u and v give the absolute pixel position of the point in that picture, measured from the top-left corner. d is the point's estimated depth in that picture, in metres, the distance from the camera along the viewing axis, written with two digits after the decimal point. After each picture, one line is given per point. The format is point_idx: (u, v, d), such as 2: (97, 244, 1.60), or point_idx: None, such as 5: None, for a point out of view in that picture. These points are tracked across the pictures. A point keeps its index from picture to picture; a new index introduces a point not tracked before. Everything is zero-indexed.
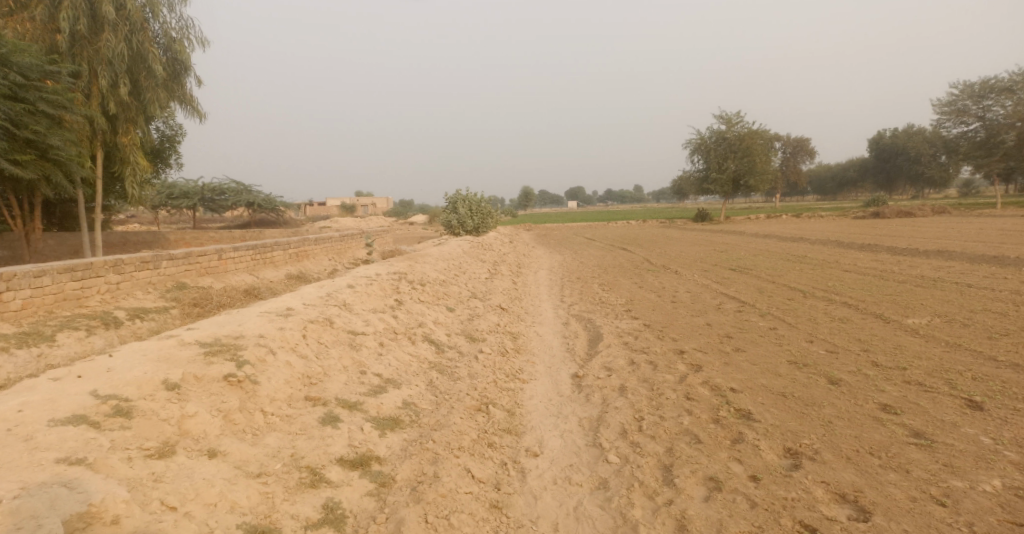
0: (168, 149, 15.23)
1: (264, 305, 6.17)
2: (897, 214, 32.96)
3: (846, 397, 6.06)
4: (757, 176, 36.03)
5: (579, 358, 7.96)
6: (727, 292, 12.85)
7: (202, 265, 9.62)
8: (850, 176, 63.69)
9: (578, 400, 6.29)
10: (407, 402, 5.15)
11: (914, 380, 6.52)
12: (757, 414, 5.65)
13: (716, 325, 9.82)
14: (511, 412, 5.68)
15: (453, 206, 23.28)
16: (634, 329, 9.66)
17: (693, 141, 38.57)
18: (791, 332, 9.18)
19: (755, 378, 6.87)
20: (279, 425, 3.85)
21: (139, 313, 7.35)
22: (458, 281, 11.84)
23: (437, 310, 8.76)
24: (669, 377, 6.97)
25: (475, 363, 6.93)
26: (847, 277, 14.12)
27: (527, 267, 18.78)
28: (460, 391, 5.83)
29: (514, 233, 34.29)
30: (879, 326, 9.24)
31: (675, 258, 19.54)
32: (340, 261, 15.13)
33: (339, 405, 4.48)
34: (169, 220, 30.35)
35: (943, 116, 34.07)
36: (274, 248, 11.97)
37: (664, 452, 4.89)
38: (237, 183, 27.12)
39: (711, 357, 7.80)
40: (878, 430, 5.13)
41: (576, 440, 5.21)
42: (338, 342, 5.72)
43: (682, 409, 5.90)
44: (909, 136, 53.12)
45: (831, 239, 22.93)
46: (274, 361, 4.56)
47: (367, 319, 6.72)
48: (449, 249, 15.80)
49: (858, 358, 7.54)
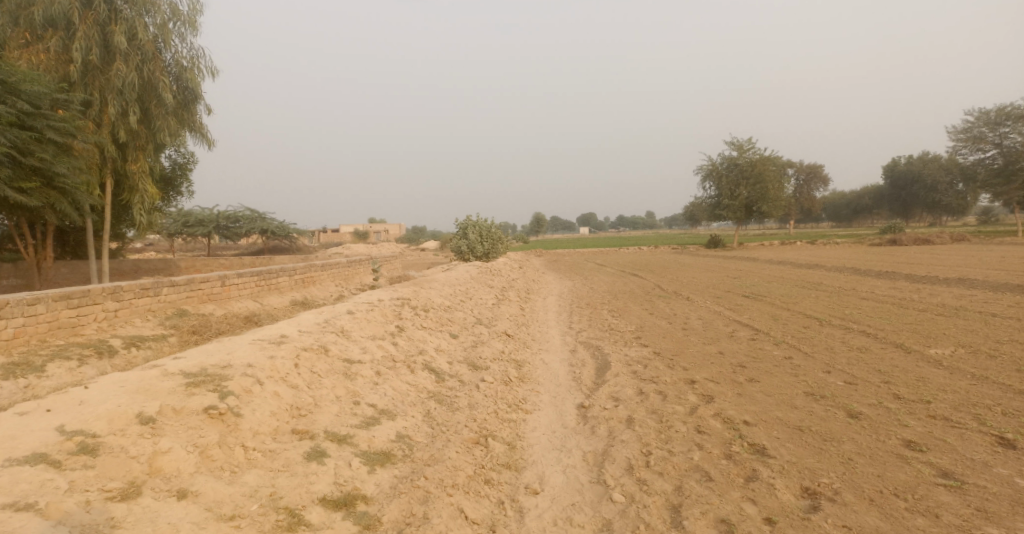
0: (179, 177, 15.38)
1: (258, 332, 6.01)
2: (915, 241, 32.40)
3: (867, 432, 5.73)
4: (770, 203, 35.75)
5: (586, 388, 7.69)
6: (740, 320, 12.51)
7: (204, 291, 9.55)
8: (864, 203, 63.10)
9: (583, 432, 6.01)
10: (400, 435, 4.96)
11: (939, 415, 6.17)
12: (772, 450, 5.34)
13: (729, 354, 9.51)
14: (512, 445, 5.43)
15: (464, 232, 23.21)
16: (643, 357, 9.37)
17: (705, 167, 38.46)
18: (807, 362, 8.83)
19: (770, 410, 6.55)
20: (260, 461, 3.75)
21: (135, 341, 7.25)
22: (464, 307, 11.64)
23: (440, 337, 8.55)
24: (679, 408, 6.67)
25: (477, 393, 6.69)
26: (864, 305, 13.73)
27: (536, 293, 18.55)
28: (458, 423, 5.60)
29: (525, 259, 34.12)
30: (899, 357, 8.87)
31: (687, 285, 19.22)
32: (347, 287, 15.02)
33: (327, 438, 4.38)
34: (183, 247, 30.56)
35: (958, 143, 33.74)
36: (279, 274, 11.88)
37: (673, 491, 4.60)
38: (252, 210, 27.27)
39: (723, 388, 7.49)
40: (903, 469, 4.80)
41: (580, 476, 4.94)
42: (333, 371, 5.55)
43: (692, 443, 5.61)
44: (924, 162, 52.70)
45: (847, 266, 22.50)
46: (261, 391, 4.48)
47: (365, 347, 6.54)
48: (457, 275, 15.64)
49: (878, 390, 7.20)
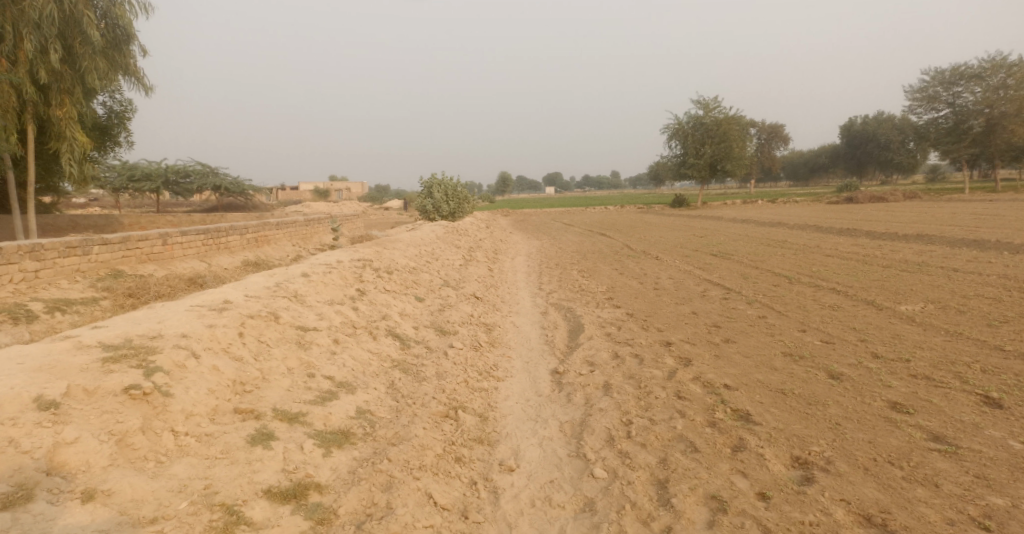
0: (116, 126, 14.14)
1: (197, 297, 5.41)
2: (870, 199, 32.97)
3: (851, 394, 5.52)
4: (734, 161, 35.75)
5: (559, 352, 7.33)
6: (710, 279, 12.33)
7: (143, 251, 8.81)
8: (822, 162, 64.09)
9: (558, 400, 5.66)
10: (361, 410, 4.49)
11: (920, 374, 6.02)
12: (756, 416, 5.08)
13: (703, 314, 9.28)
14: (484, 417, 5.02)
15: (428, 191, 22.45)
16: (616, 318, 9.07)
17: (671, 125, 38.08)
18: (781, 321, 8.65)
19: (750, 372, 6.31)
20: (193, 449, 3.26)
21: (60, 306, 6.66)
22: (429, 269, 11.09)
23: (405, 301, 8.03)
24: (657, 372, 6.36)
25: (445, 360, 6.24)
26: (830, 263, 13.70)
27: (503, 253, 18.08)
28: (425, 394, 5.14)
29: (490, 218, 33.52)
30: (872, 314, 8.76)
31: (655, 244, 19.01)
32: (305, 247, 14.24)
33: (275, 418, 3.89)
34: (130, 204, 28.78)
35: (913, 101, 33.94)
36: (229, 233, 11.07)
37: (657, 464, 4.29)
38: (203, 165, 25.69)
39: (700, 349, 7.24)
40: (893, 434, 4.59)
41: (557, 450, 4.58)
42: (284, 340, 5.01)
43: (674, 409, 5.31)
44: (879, 122, 53.47)
45: (809, 224, 22.64)
46: (196, 366, 3.94)
47: (321, 313, 5.98)
48: (421, 234, 14.97)
49: (856, 349, 7.05)
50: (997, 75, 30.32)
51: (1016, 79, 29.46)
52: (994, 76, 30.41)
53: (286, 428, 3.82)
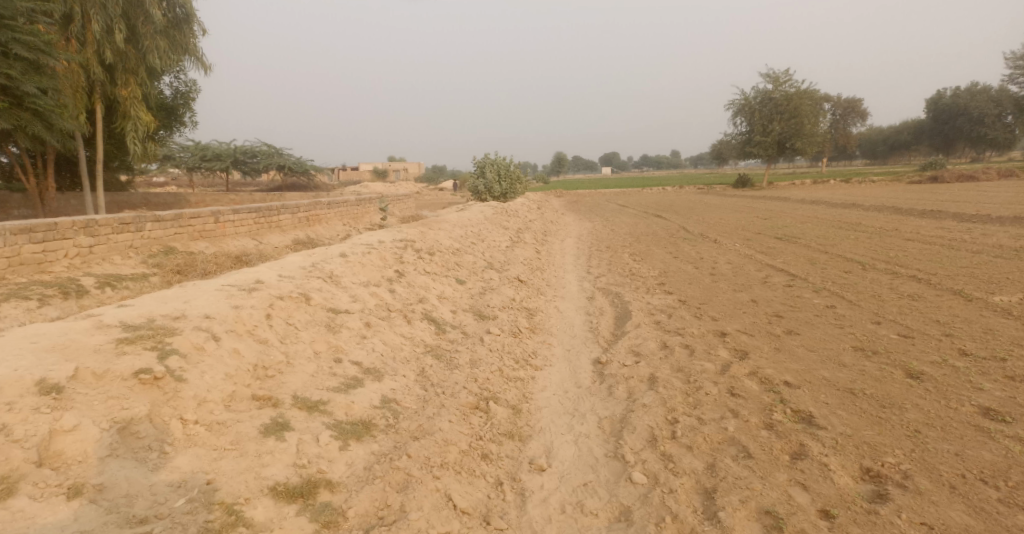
0: (181, 106, 14.55)
1: (231, 276, 5.32)
2: (958, 178, 30.35)
3: (933, 397, 4.87)
4: (805, 138, 33.61)
5: (603, 340, 6.93)
6: (774, 264, 11.50)
7: (196, 228, 8.95)
8: (902, 139, 59.69)
9: (599, 393, 5.29)
10: (386, 400, 4.27)
11: (1018, 376, 5.27)
12: (821, 418, 4.55)
13: (763, 302, 8.61)
14: (517, 410, 4.73)
15: (481, 170, 22.23)
16: (667, 305, 8.55)
17: (737, 100, 36.21)
18: (852, 312, 7.89)
19: (814, 368, 5.71)
20: (201, 438, 3.12)
21: (110, 281, 6.81)
22: (474, 250, 10.84)
23: (445, 283, 7.81)
24: (709, 366, 5.87)
25: (480, 347, 5.96)
26: (910, 248, 12.52)
27: (553, 235, 17.63)
28: (456, 383, 4.88)
29: (545, 199, 33.07)
30: (958, 306, 7.86)
31: (715, 226, 18.08)
32: (355, 227, 14.29)
33: (294, 406, 3.71)
34: (202, 182, 29.90)
35: (1014, 69, 30.74)
36: (281, 211, 11.17)
37: (704, 471, 3.87)
38: (268, 145, 26.39)
39: (758, 341, 6.66)
40: (986, 446, 3.97)
41: (594, 449, 4.23)
42: (313, 323, 4.84)
43: (725, 408, 4.84)
44: (970, 94, 49.15)
45: (886, 205, 21.00)
46: (215, 350, 3.81)
47: (355, 294, 5.79)
48: (470, 215, 14.73)
49: (940, 345, 6.30)
50: None
51: None
52: None
53: (303, 418, 3.62)
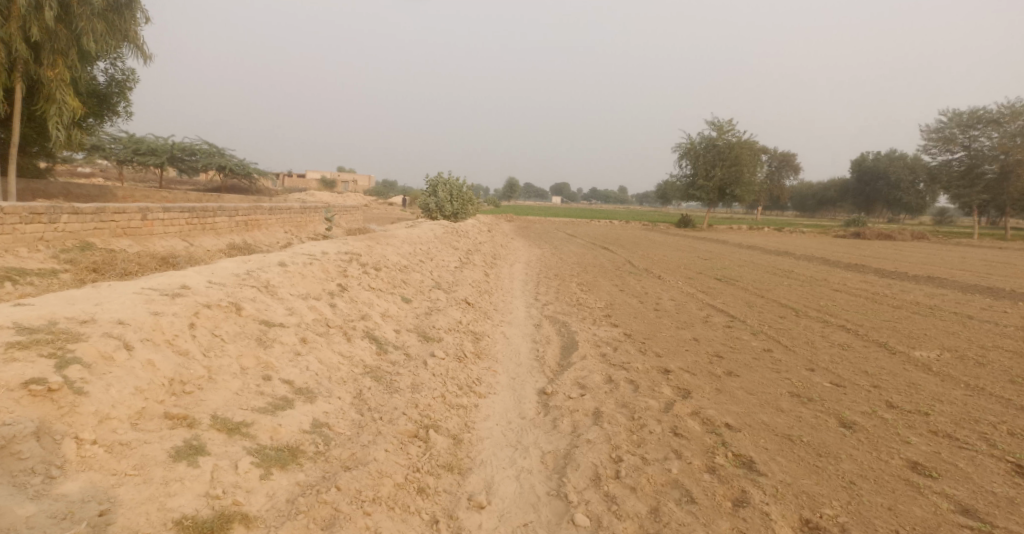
0: (116, 95, 13.68)
1: (154, 279, 4.88)
2: (878, 235, 32.47)
3: (866, 448, 4.98)
4: (743, 186, 35.22)
5: (549, 370, 6.80)
6: (714, 304, 11.79)
7: (119, 224, 8.32)
8: (830, 194, 63.69)
9: (543, 426, 5.13)
10: (317, 424, 3.95)
11: (942, 431, 5.47)
12: (761, 464, 4.55)
13: (705, 342, 8.74)
14: (457, 440, 4.51)
15: (433, 189, 21.99)
16: (613, 338, 8.54)
17: (684, 145, 37.65)
18: (788, 357, 8.12)
19: (754, 412, 5.77)
20: (98, 462, 2.75)
21: (13, 275, 6.16)
22: (421, 268, 10.57)
23: (389, 301, 7.50)
24: (653, 403, 5.83)
25: (423, 370, 5.70)
26: (838, 298, 13.13)
27: (502, 259, 17.55)
28: (394, 408, 4.61)
29: (494, 223, 33.12)
30: (884, 358, 8.21)
31: (659, 263, 18.48)
32: (297, 235, 13.72)
33: (212, 427, 3.35)
34: (133, 175, 28.19)
35: (928, 142, 33.06)
36: (217, 213, 10.58)
37: (648, 515, 3.76)
38: (210, 144, 25.23)
39: (700, 381, 6.71)
40: (916, 501, 4.05)
41: (536, 487, 4.05)
42: (243, 335, 4.46)
43: (669, 448, 4.78)
44: (890, 159, 53.11)
45: (816, 255, 22.12)
46: (125, 360, 3.42)
47: (292, 307, 5.43)
48: (419, 232, 14.46)
49: (869, 395, 6.52)
50: (1016, 122, 29.86)
51: None
52: (1013, 123, 29.96)
53: (221, 441, 3.27)
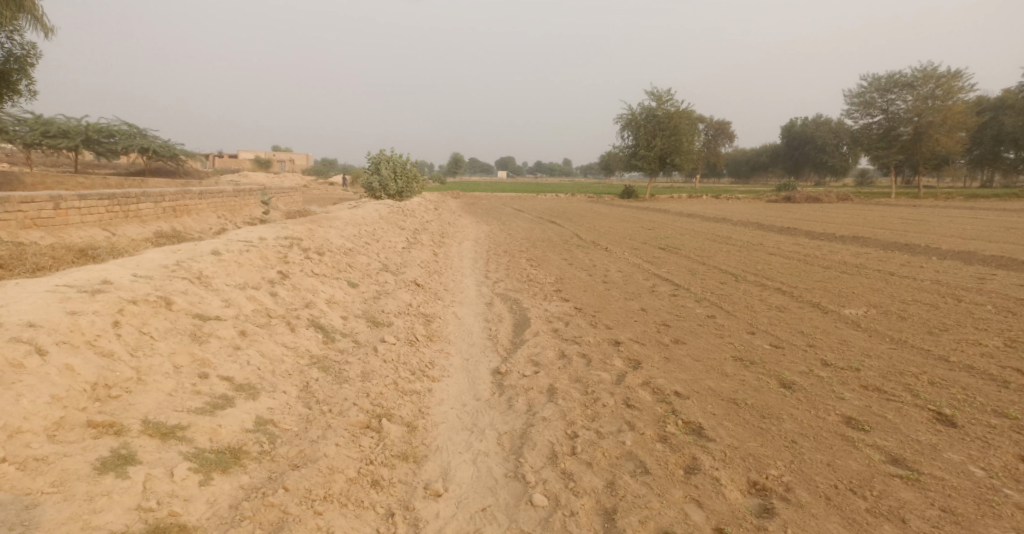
0: (16, 72, 12.54)
1: (71, 275, 4.52)
2: (807, 199, 33.96)
3: (804, 407, 5.19)
4: (682, 155, 36.01)
5: (502, 349, 6.80)
6: (659, 273, 12.05)
7: (28, 214, 7.76)
8: (763, 161, 66.05)
9: (498, 406, 5.12)
10: (262, 421, 3.79)
11: (871, 385, 5.72)
12: (709, 430, 4.70)
13: (652, 311, 8.93)
14: (412, 427, 4.44)
15: (375, 167, 21.39)
16: (564, 313, 8.61)
17: (625, 115, 37.98)
18: (730, 322, 8.39)
19: (701, 378, 5.94)
20: (11, 483, 2.55)
21: None
22: (367, 250, 10.30)
23: (335, 286, 7.27)
24: (605, 376, 5.92)
25: (374, 357, 5.57)
26: (774, 262, 13.66)
27: (449, 237, 17.36)
28: (345, 399, 4.48)
29: (440, 199, 32.72)
30: (818, 318, 8.60)
31: (605, 234, 18.73)
32: (232, 220, 13.11)
33: (143, 433, 3.15)
34: (44, 160, 26.08)
35: (852, 107, 34.73)
36: (140, 200, 9.96)
37: (604, 489, 3.82)
38: (129, 124, 23.60)
39: (649, 350, 6.85)
40: (852, 455, 4.27)
41: (493, 469, 4.05)
42: (175, 331, 4.20)
43: (622, 420, 4.88)
44: (817, 125, 55.43)
45: (751, 221, 22.95)
46: (38, 367, 3.17)
47: (229, 299, 5.16)
48: (363, 213, 14.08)
49: (806, 355, 6.81)
50: (928, 85, 31.24)
51: (944, 91, 30.55)
52: (925, 86, 31.33)
53: (154, 448, 3.08)
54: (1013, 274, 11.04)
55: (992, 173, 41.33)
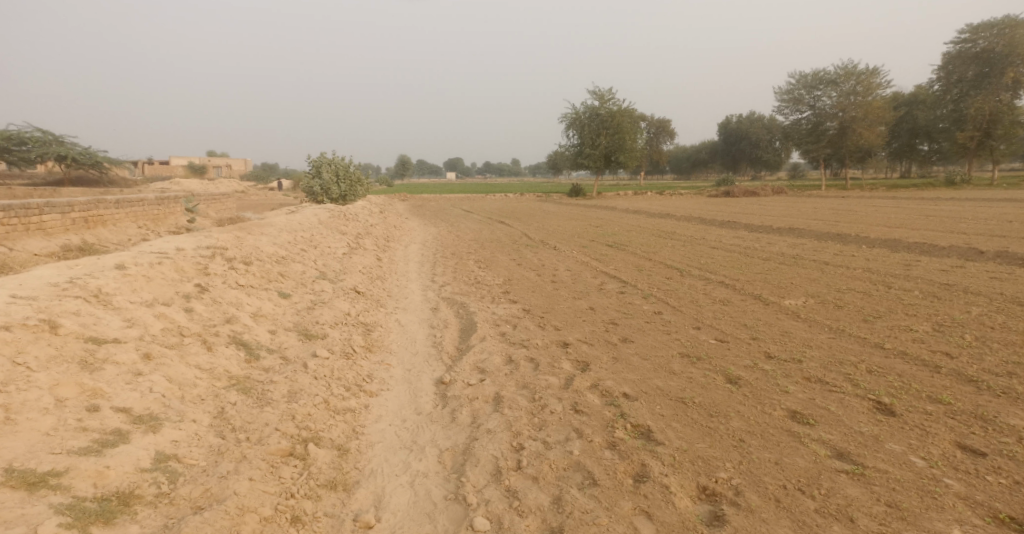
0: None
1: None
2: (745, 193, 35.05)
3: (751, 403, 5.11)
4: (626, 153, 36.51)
5: (446, 356, 6.49)
6: (607, 271, 12.00)
7: None
8: (702, 157, 68.05)
9: (440, 420, 4.83)
10: (163, 457, 3.38)
11: (814, 375, 5.71)
12: (657, 432, 4.56)
13: (600, 310, 8.80)
14: (343, 450, 4.10)
15: (316, 170, 20.62)
16: (512, 315, 8.37)
17: (568, 114, 38.21)
18: (677, 317, 8.35)
19: (649, 378, 5.81)
20: None
21: None
22: (303, 258, 9.78)
23: (264, 298, 6.79)
24: (553, 380, 5.71)
25: (305, 373, 5.17)
26: (716, 255, 13.86)
27: (395, 241, 16.88)
28: (268, 424, 4.09)
29: (387, 202, 32.06)
30: (760, 310, 8.66)
31: (553, 233, 18.66)
32: (155, 230, 12.26)
33: (3, 485, 2.71)
34: None
35: (782, 103, 36.10)
36: (44, 211, 9.12)
37: (550, 506, 3.60)
38: (43, 130, 21.97)
39: (598, 351, 6.69)
40: (799, 452, 4.19)
41: (431, 491, 3.76)
42: (60, 359, 3.71)
43: (570, 427, 4.68)
44: (751, 121, 57.46)
45: (694, 215, 23.40)
46: None
47: (133, 318, 4.66)
48: (300, 218, 13.46)
49: (750, 348, 6.78)
50: (849, 82, 32.64)
51: (864, 87, 32.09)
52: (847, 82, 32.76)
53: (17, 502, 2.65)
54: (936, 260, 11.53)
55: (911, 165, 43.85)
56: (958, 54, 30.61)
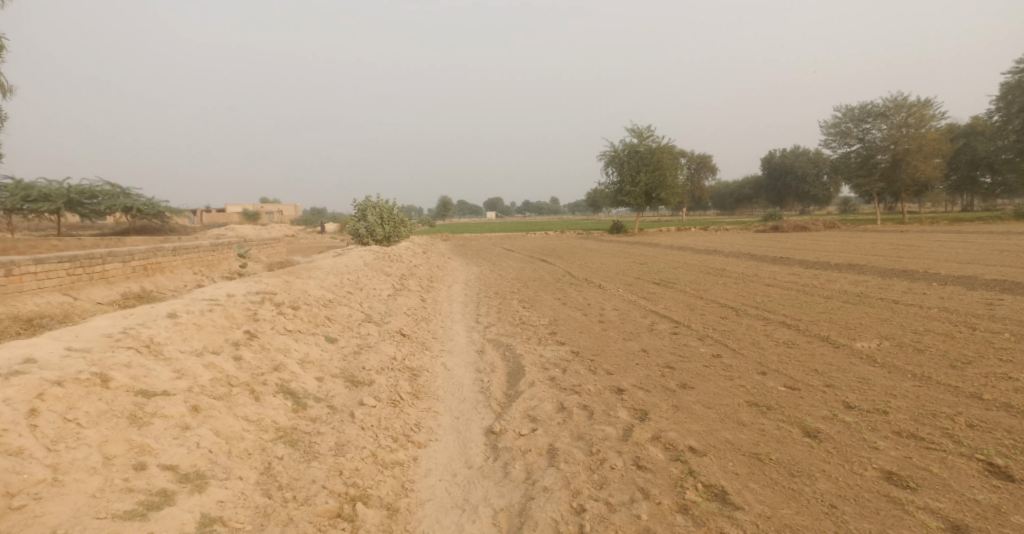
0: None
1: None
2: (794, 227, 33.93)
3: (837, 461, 4.58)
4: (668, 190, 36.05)
5: (496, 403, 6.18)
6: (657, 310, 11.54)
7: None
8: (746, 192, 66.78)
9: (493, 475, 4.51)
10: (207, 520, 3.18)
11: (905, 429, 5.14)
12: (735, 494, 4.10)
13: (653, 353, 8.35)
14: (393, 510, 3.82)
15: (362, 214, 20.98)
16: (561, 358, 8.02)
17: (608, 153, 38.15)
18: (738, 362, 7.81)
19: (716, 430, 5.34)
20: None
21: None
22: (349, 301, 9.73)
23: (311, 344, 6.68)
24: (611, 431, 5.31)
25: (351, 423, 4.95)
26: (771, 293, 13.20)
27: (438, 281, 16.84)
28: (315, 481, 3.86)
29: (430, 243, 32.37)
30: (830, 354, 8.03)
31: (597, 271, 18.28)
32: (209, 275, 12.53)
33: None
34: None
35: (828, 137, 35.01)
36: (105, 260, 9.38)
37: None
38: (112, 184, 23.19)
39: (656, 398, 6.26)
40: (905, 523, 3.67)
41: None
42: (109, 414, 3.60)
43: (635, 486, 4.28)
44: (796, 155, 56.18)
45: (742, 252, 22.63)
46: None
47: (182, 368, 4.56)
48: (346, 260, 13.56)
49: (825, 397, 6.21)
50: (900, 114, 31.72)
51: (917, 118, 30.94)
52: (897, 115, 31.81)
53: None
54: (1019, 298, 10.63)
55: (971, 196, 41.80)
56: (1018, 83, 29.28)
